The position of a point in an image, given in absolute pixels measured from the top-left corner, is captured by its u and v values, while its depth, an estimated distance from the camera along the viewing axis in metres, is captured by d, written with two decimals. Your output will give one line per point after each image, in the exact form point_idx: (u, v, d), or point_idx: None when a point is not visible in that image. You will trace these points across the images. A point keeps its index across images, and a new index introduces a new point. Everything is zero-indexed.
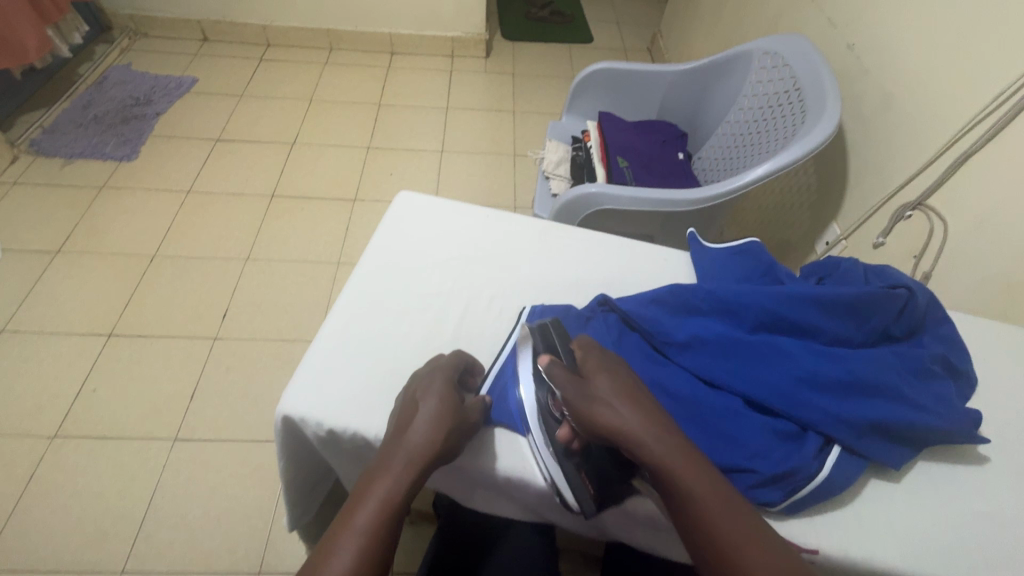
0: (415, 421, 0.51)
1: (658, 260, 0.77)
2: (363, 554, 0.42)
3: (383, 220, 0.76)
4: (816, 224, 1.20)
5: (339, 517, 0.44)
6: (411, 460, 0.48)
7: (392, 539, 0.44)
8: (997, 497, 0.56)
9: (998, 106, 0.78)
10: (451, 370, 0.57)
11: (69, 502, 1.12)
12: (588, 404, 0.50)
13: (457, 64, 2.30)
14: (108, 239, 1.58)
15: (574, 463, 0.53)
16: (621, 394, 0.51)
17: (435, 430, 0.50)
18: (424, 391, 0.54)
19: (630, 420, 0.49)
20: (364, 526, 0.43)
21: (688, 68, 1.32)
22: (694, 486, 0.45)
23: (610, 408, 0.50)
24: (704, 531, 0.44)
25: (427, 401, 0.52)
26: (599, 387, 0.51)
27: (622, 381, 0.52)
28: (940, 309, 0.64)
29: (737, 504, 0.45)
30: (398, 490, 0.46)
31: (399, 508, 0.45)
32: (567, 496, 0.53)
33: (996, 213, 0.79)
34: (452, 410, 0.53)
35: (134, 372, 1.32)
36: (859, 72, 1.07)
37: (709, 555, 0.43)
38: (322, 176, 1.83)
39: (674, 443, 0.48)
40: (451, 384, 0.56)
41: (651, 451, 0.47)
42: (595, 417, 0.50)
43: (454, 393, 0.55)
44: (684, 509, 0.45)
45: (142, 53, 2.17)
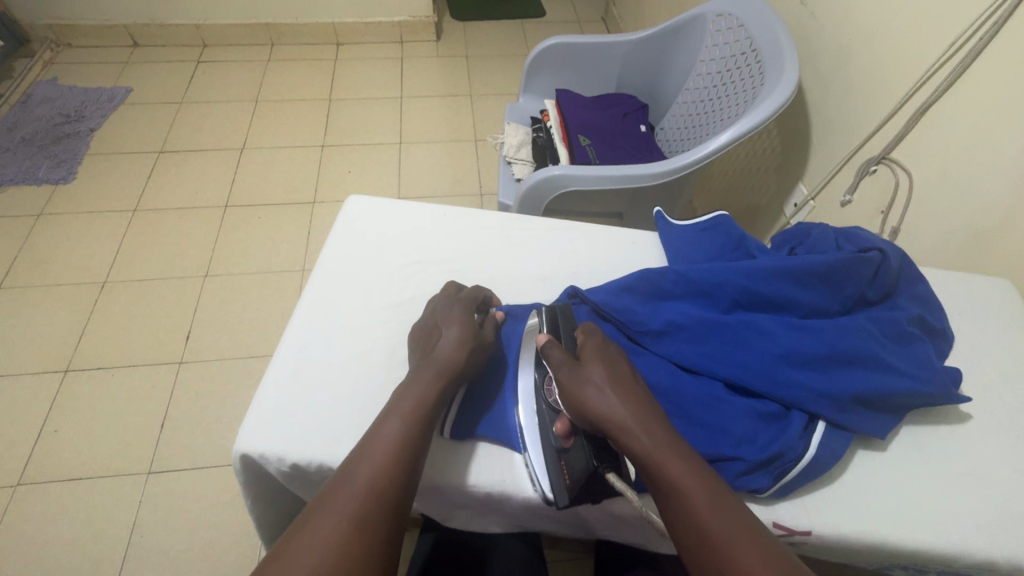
0: (441, 344, 0.54)
1: (626, 244, 0.74)
2: (397, 453, 0.45)
3: (334, 228, 0.71)
4: (782, 185, 1.19)
5: (372, 427, 0.47)
6: (437, 373, 0.51)
7: (425, 439, 0.47)
8: (981, 453, 0.56)
9: (954, 53, 0.76)
10: (471, 300, 0.60)
11: (42, 551, 1.07)
12: (577, 386, 0.50)
13: (407, 51, 2.21)
14: (52, 269, 1.48)
15: (556, 452, 0.51)
16: (613, 380, 0.50)
17: (458, 350, 0.54)
18: (447, 318, 0.57)
19: (617, 406, 0.47)
20: (398, 429, 0.46)
21: (642, 36, 1.28)
22: (679, 478, 0.43)
23: (599, 392, 0.48)
24: (688, 520, 0.42)
25: (450, 326, 0.56)
26: (590, 372, 0.50)
27: (615, 369, 0.51)
28: (913, 269, 0.63)
29: (723, 490, 0.43)
30: (426, 400, 0.49)
31: (428, 415, 0.49)
32: (544, 488, 0.50)
33: (960, 163, 0.78)
34: (473, 335, 0.56)
35: (97, 407, 1.25)
36: (814, 27, 1.05)
37: (693, 544, 0.41)
38: (277, 181, 1.74)
39: (661, 435, 0.46)
40: (468, 310, 0.59)
41: (636, 440, 0.45)
42: (582, 399, 0.49)
43: (472, 317, 0.58)
44: (667, 498, 0.43)
45: (67, 66, 2.02)
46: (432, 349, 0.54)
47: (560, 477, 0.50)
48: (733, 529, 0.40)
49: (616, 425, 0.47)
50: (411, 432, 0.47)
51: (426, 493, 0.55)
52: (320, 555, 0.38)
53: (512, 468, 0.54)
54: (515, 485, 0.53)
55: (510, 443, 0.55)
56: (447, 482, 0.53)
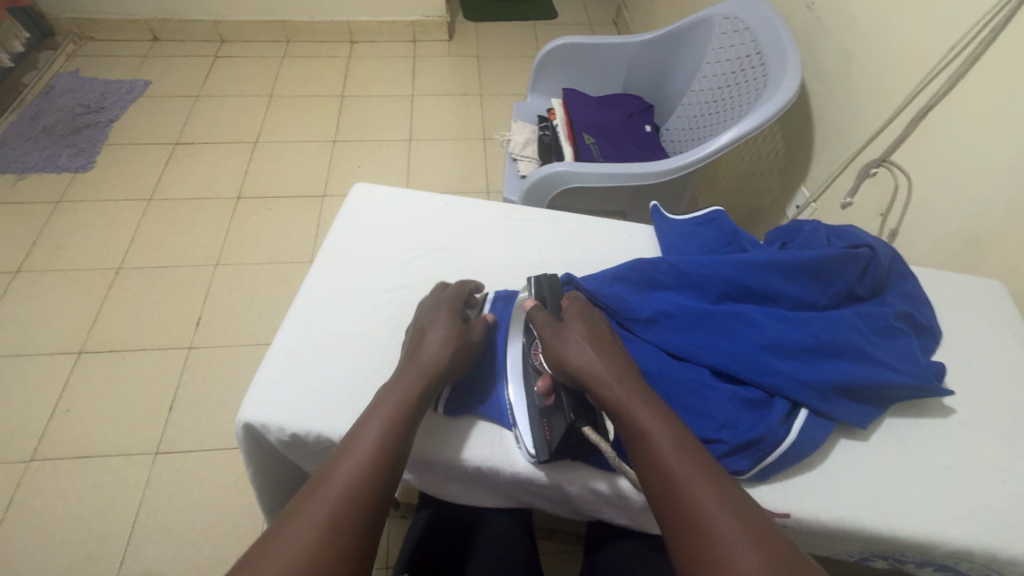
0: (426, 343, 0.55)
1: (624, 236, 0.76)
2: (382, 450, 0.46)
3: (339, 214, 0.74)
4: (785, 188, 1.20)
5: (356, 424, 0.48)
6: (420, 375, 0.52)
7: (409, 437, 0.49)
8: (963, 446, 0.57)
9: (954, 58, 0.77)
10: (458, 298, 0.61)
11: (52, 525, 1.10)
12: (557, 342, 0.52)
13: (420, 50, 2.24)
14: (69, 254, 1.53)
15: (539, 410, 0.54)
16: (592, 337, 0.52)
17: (442, 352, 0.54)
18: (434, 317, 0.58)
19: (593, 359, 0.50)
20: (380, 428, 0.47)
21: (649, 37, 1.30)
22: (646, 423, 0.45)
23: (579, 346, 0.51)
24: (650, 460, 0.44)
25: (434, 328, 0.56)
26: (572, 330, 0.53)
27: (596, 328, 0.54)
28: (902, 267, 0.64)
29: (688, 437, 0.45)
30: (410, 399, 0.50)
31: (413, 413, 0.50)
32: (526, 442, 0.54)
33: (957, 166, 0.79)
34: (459, 335, 0.57)
35: (108, 388, 1.29)
36: (819, 31, 1.06)
37: (653, 483, 0.43)
38: (289, 174, 1.78)
39: (633, 387, 0.48)
40: (456, 312, 0.59)
41: (608, 388, 0.48)
42: (562, 352, 0.51)
43: (459, 319, 0.59)
44: (633, 440, 0.45)
45: (90, 59, 2.08)
46: (417, 348, 0.55)
47: (542, 433, 0.53)
48: (692, 467, 0.42)
49: (592, 375, 0.49)
50: (395, 430, 0.48)
51: (418, 465, 0.57)
52: (292, 557, 0.38)
53: (501, 441, 0.56)
54: (503, 459, 0.55)
55: (500, 420, 0.57)
56: (437, 455, 0.55)
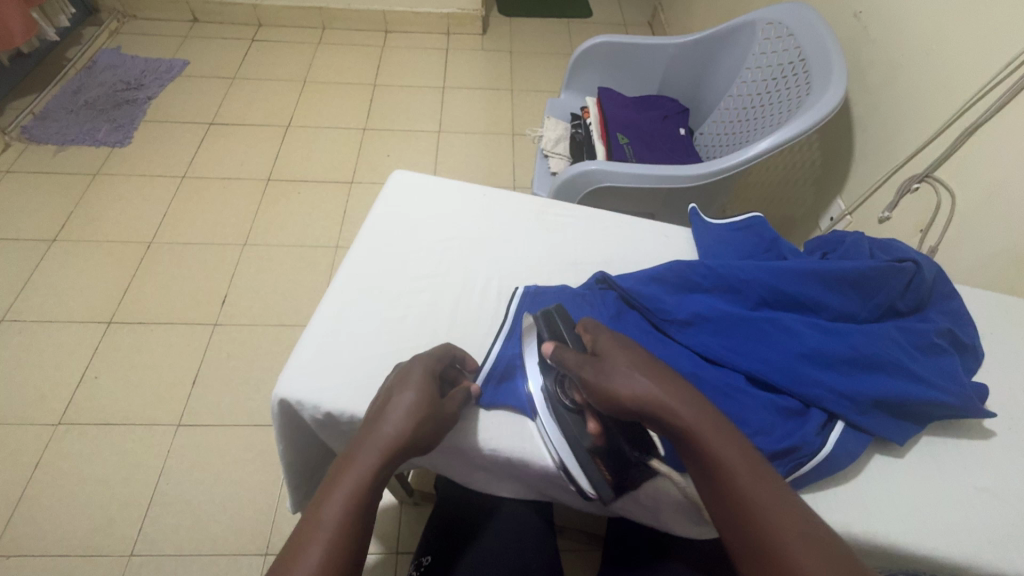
0: (390, 413, 0.48)
1: (660, 238, 0.75)
2: (332, 551, 0.41)
3: (378, 200, 0.74)
4: (821, 199, 1.18)
5: (306, 516, 0.43)
6: (382, 452, 0.46)
7: (363, 534, 0.43)
8: (1002, 469, 0.55)
9: (1009, 74, 0.75)
10: (433, 358, 0.54)
11: (76, 488, 1.14)
12: (604, 375, 0.48)
13: (453, 42, 2.25)
14: (104, 226, 1.57)
15: (589, 451, 0.52)
16: (641, 365, 0.49)
17: (408, 421, 0.48)
18: (403, 380, 0.51)
19: (651, 390, 0.46)
20: (332, 526, 0.42)
21: (689, 40, 1.28)
22: (725, 455, 0.44)
23: (628, 379, 0.47)
24: (729, 494, 0.43)
25: (404, 392, 0.50)
26: (616, 360, 0.49)
27: (637, 355, 0.50)
28: (947, 284, 0.63)
29: (762, 465, 0.44)
30: (367, 488, 0.44)
31: (368, 504, 0.44)
32: (584, 484, 0.52)
33: (1006, 185, 0.77)
34: (429, 403, 0.50)
35: (135, 359, 1.32)
36: (866, 40, 1.04)
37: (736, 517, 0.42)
38: (319, 159, 1.80)
39: (702, 416, 0.46)
40: (431, 372, 0.53)
41: (678, 418, 0.46)
42: (612, 387, 0.48)
43: (433, 382, 0.52)
44: (710, 471, 0.44)
45: (131, 36, 2.12)
46: (378, 418, 0.48)
47: (600, 474, 0.51)
48: (777, 502, 0.42)
49: (655, 406, 0.46)
50: (349, 528, 0.42)
51: (446, 452, 0.58)
52: None
53: (530, 435, 0.56)
54: (531, 451, 0.55)
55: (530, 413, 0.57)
56: (465, 443, 0.56)
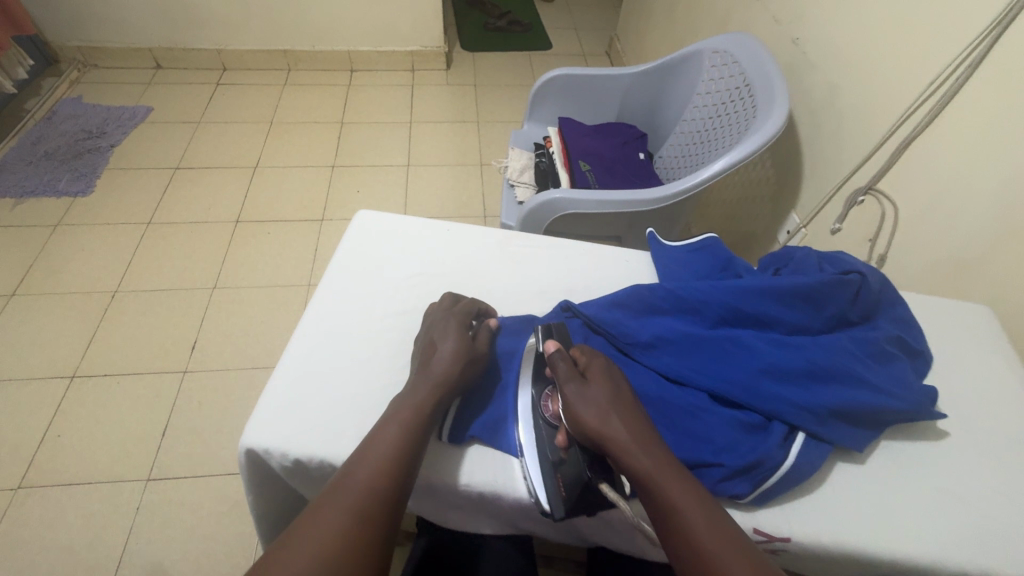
0: (441, 359, 0.57)
1: (621, 263, 0.78)
2: (391, 457, 0.49)
3: (343, 239, 0.75)
4: (777, 214, 1.23)
5: (366, 436, 0.51)
6: (434, 385, 0.55)
7: (418, 453, 0.51)
8: (958, 467, 0.58)
9: (933, 93, 0.81)
10: (464, 309, 0.64)
11: (39, 554, 1.08)
12: (577, 402, 0.52)
13: (418, 78, 2.30)
14: (66, 277, 1.53)
15: (552, 465, 0.53)
16: (615, 404, 0.53)
17: (453, 362, 0.57)
18: (448, 329, 0.60)
19: (617, 428, 0.51)
20: (389, 437, 0.50)
21: (642, 70, 1.34)
22: (679, 499, 0.46)
23: (600, 412, 0.52)
24: (686, 540, 0.45)
25: (447, 340, 0.59)
26: (595, 391, 0.53)
27: (617, 391, 0.54)
28: (892, 292, 0.66)
29: (720, 514, 0.46)
30: (418, 411, 0.53)
31: (421, 424, 0.52)
32: (539, 496, 0.52)
33: (942, 195, 0.82)
34: (467, 348, 0.59)
35: (100, 413, 1.27)
36: (806, 65, 1.11)
37: (687, 556, 0.44)
38: (288, 198, 1.80)
39: (661, 458, 0.49)
40: (464, 325, 0.62)
41: (637, 460, 0.49)
42: (583, 416, 0.52)
43: (468, 333, 0.61)
44: (664, 515, 0.46)
45: (93, 85, 2.11)
46: (429, 360, 0.58)
47: (557, 491, 0.52)
48: (727, 545, 0.44)
49: (618, 445, 0.50)
50: (402, 440, 0.50)
51: (422, 493, 0.58)
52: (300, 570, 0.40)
53: (504, 468, 0.56)
54: (503, 485, 0.55)
55: (502, 446, 0.57)
56: (440, 482, 0.56)
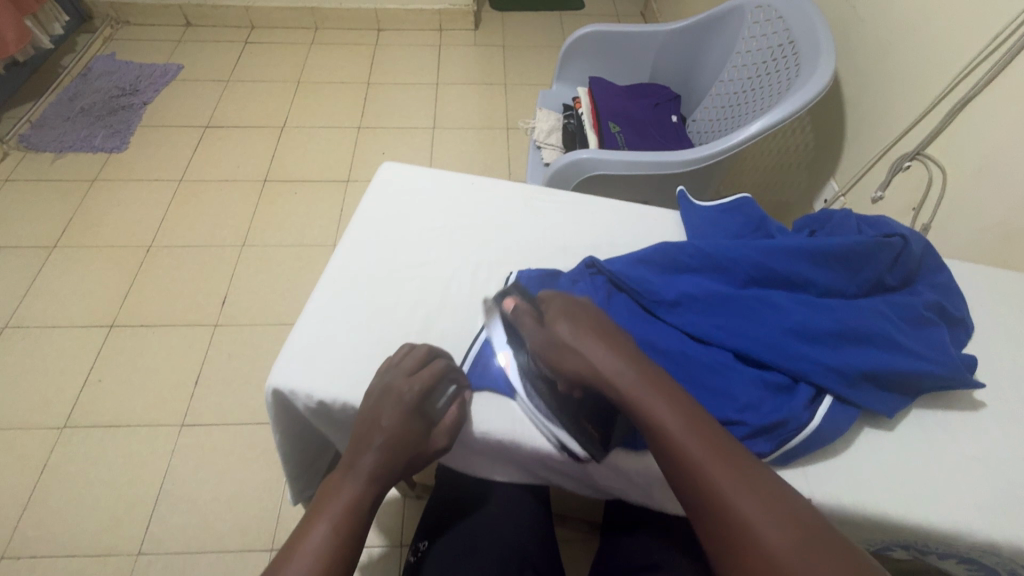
0: (367, 458, 0.48)
1: (649, 222, 0.76)
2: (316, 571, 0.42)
3: (368, 191, 0.75)
4: (815, 181, 1.18)
5: (290, 541, 0.44)
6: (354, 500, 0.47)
7: None
8: (992, 439, 0.55)
9: (995, 49, 0.75)
10: (420, 386, 0.53)
11: (83, 489, 1.15)
12: (549, 348, 0.53)
13: (446, 38, 2.25)
14: (103, 231, 1.58)
15: (572, 413, 0.55)
16: (583, 337, 0.52)
17: (382, 466, 0.49)
18: (383, 414, 0.51)
19: (592, 361, 0.50)
20: (314, 547, 0.43)
21: (678, 26, 1.28)
22: (657, 415, 0.46)
23: (573, 351, 0.51)
24: (669, 454, 0.45)
25: (380, 434, 0.49)
26: (560, 331, 0.53)
27: (583, 322, 0.53)
28: (936, 258, 0.63)
29: (701, 421, 0.46)
30: (349, 515, 0.46)
31: (354, 530, 0.45)
32: (573, 448, 0.54)
33: (996, 160, 0.77)
34: (403, 444, 0.50)
35: (137, 361, 1.33)
36: (855, 20, 1.04)
37: (674, 468, 0.44)
38: (314, 159, 1.81)
39: (641, 382, 0.48)
40: (411, 407, 0.51)
41: (614, 387, 0.48)
42: (559, 363, 0.52)
43: (412, 420, 0.51)
44: (647, 433, 0.46)
45: (125, 42, 2.13)
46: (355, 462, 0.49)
47: (585, 434, 0.54)
48: (708, 454, 0.43)
49: (598, 379, 0.50)
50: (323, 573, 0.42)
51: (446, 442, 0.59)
52: None
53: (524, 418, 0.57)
54: (526, 434, 0.56)
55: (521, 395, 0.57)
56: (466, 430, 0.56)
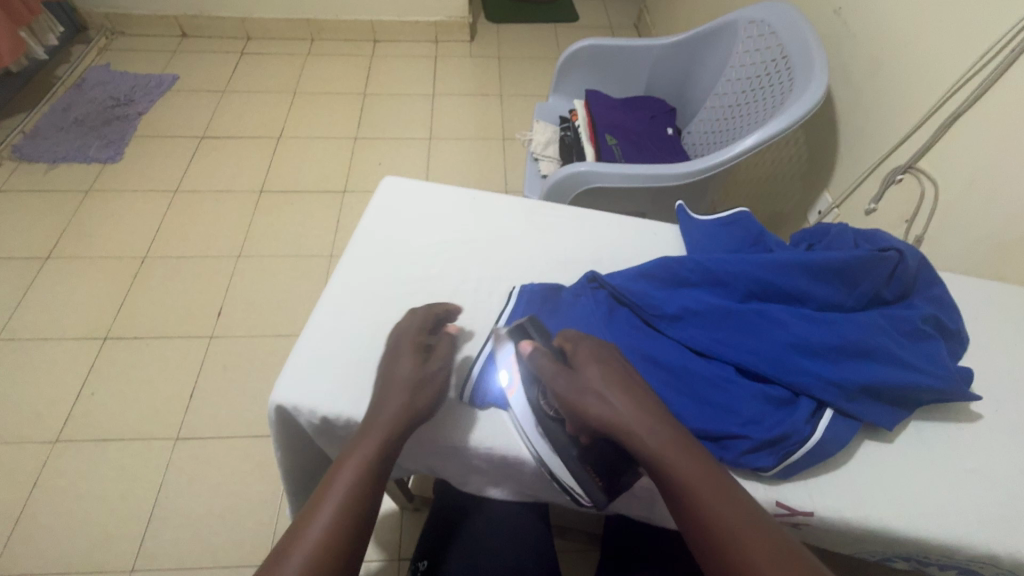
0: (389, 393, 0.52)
1: (649, 236, 0.77)
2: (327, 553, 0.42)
3: (369, 206, 0.75)
4: (809, 193, 1.20)
5: (292, 528, 0.44)
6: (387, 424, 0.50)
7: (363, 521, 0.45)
8: (989, 451, 0.56)
9: (983, 65, 0.77)
10: (418, 332, 0.58)
11: (75, 504, 1.13)
12: (574, 395, 0.50)
13: (441, 49, 2.27)
14: (98, 242, 1.57)
15: (578, 454, 0.52)
16: (610, 385, 0.51)
17: (405, 395, 0.52)
18: (397, 355, 0.55)
19: (621, 412, 0.49)
20: (322, 531, 0.43)
21: (673, 41, 1.30)
22: (691, 481, 0.46)
23: (599, 401, 0.50)
24: (701, 521, 0.44)
25: (400, 366, 0.54)
26: (585, 381, 0.51)
27: (608, 371, 0.52)
28: (931, 271, 0.64)
29: (732, 491, 0.45)
30: (373, 466, 0.48)
31: (362, 509, 0.46)
32: (575, 488, 0.53)
33: (987, 174, 0.78)
34: (419, 374, 0.54)
35: (132, 374, 1.32)
36: (846, 37, 1.06)
37: (706, 538, 0.44)
38: (311, 169, 1.81)
39: (671, 440, 0.48)
40: (417, 346, 0.56)
41: (642, 443, 0.48)
42: (583, 408, 0.50)
43: (423, 355, 0.56)
44: (677, 496, 0.46)
45: (120, 53, 2.13)
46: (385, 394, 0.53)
47: (591, 478, 0.52)
48: (743, 524, 0.43)
49: (625, 431, 0.48)
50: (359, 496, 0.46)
51: (444, 454, 0.59)
52: None
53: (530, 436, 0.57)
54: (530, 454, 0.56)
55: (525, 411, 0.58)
56: (465, 443, 0.57)
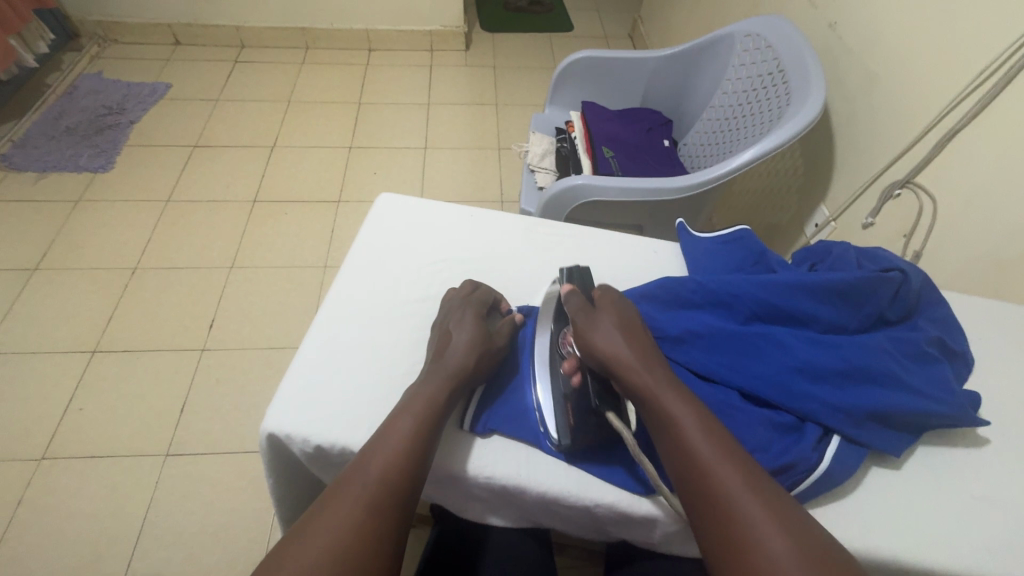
0: (448, 353, 0.56)
1: (649, 254, 0.76)
2: (350, 545, 0.41)
3: (365, 223, 0.74)
4: (805, 205, 1.19)
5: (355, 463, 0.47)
6: (447, 376, 0.54)
7: (420, 459, 0.48)
8: (996, 476, 0.56)
9: (981, 82, 0.77)
10: (480, 304, 0.62)
11: (61, 525, 1.10)
12: (588, 328, 0.55)
13: (437, 59, 2.26)
14: (87, 253, 1.54)
15: (563, 395, 0.57)
16: (622, 327, 0.55)
17: (467, 355, 0.56)
18: (459, 322, 0.60)
19: (623, 348, 0.53)
20: (363, 495, 0.44)
21: (669, 53, 1.30)
22: (678, 417, 0.47)
23: (608, 334, 0.54)
24: (683, 452, 0.46)
25: (460, 331, 0.58)
26: (602, 318, 0.56)
27: (626, 317, 0.57)
28: (934, 291, 0.63)
29: (719, 431, 0.47)
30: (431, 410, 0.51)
31: (423, 443, 0.49)
32: (550, 428, 0.56)
33: (986, 190, 0.78)
34: (482, 339, 0.58)
35: (121, 388, 1.29)
36: (841, 50, 1.06)
37: (684, 467, 0.45)
38: (305, 179, 1.79)
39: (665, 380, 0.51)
40: (479, 316, 0.61)
41: (638, 377, 0.51)
42: (591, 341, 0.54)
43: (483, 324, 0.60)
44: (663, 429, 0.48)
45: (112, 61, 2.11)
46: (443, 353, 0.57)
47: (564, 419, 0.55)
48: (722, 457, 0.44)
49: (622, 364, 0.52)
50: (419, 435, 0.49)
51: (442, 482, 0.57)
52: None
53: (528, 461, 0.56)
54: (530, 481, 0.55)
55: (524, 438, 0.57)
56: (464, 471, 0.55)
